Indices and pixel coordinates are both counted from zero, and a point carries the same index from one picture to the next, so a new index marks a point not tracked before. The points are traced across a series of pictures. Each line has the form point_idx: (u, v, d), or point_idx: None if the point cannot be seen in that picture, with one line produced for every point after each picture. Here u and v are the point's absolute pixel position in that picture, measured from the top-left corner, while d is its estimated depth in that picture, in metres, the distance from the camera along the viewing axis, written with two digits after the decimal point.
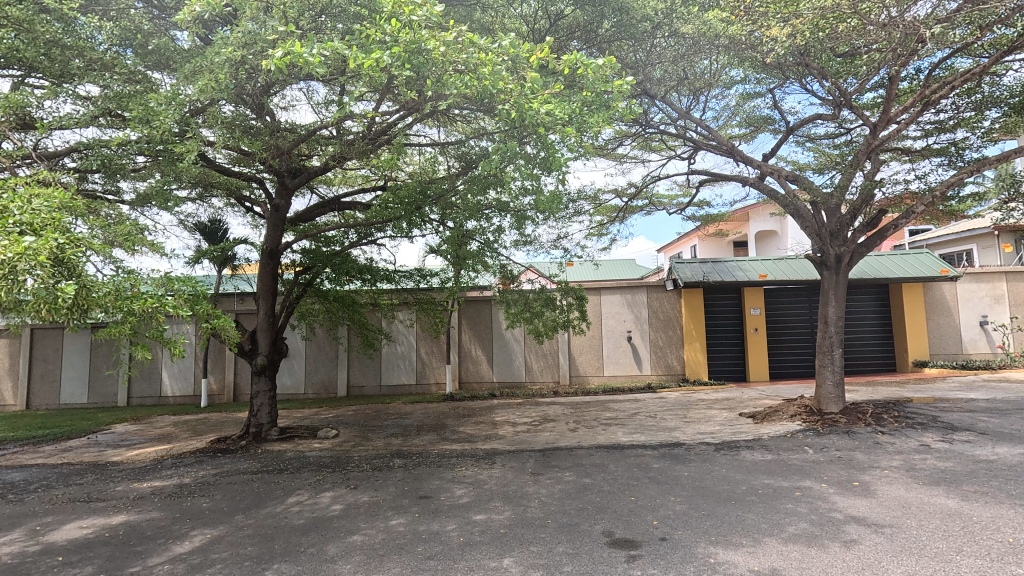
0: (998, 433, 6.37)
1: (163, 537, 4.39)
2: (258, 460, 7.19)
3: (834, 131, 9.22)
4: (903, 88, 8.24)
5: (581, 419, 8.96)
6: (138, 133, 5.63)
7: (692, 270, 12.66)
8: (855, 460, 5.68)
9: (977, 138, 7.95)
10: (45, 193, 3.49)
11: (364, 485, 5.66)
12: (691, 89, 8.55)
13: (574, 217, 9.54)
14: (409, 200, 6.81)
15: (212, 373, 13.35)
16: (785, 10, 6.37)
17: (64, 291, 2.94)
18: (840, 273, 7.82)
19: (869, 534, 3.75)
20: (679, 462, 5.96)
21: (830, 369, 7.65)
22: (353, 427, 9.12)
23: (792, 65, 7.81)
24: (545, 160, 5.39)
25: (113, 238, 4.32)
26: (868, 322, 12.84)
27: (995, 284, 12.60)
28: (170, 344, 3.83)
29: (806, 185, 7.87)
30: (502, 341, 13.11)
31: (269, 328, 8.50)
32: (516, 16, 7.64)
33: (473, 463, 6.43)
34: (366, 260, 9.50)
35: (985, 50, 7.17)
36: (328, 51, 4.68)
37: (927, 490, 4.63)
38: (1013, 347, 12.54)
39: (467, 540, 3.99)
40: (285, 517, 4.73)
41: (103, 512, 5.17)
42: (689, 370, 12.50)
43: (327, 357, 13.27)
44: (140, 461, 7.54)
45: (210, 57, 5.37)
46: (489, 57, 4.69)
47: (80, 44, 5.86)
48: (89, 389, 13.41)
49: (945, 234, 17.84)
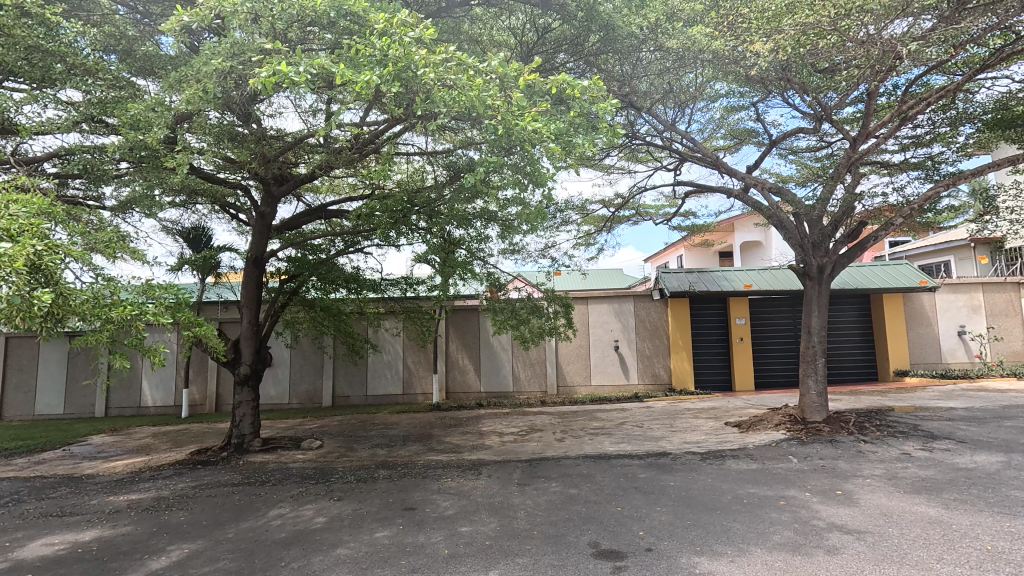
0: (977, 442, 6.47)
1: (140, 553, 4.27)
2: (240, 472, 7.04)
3: (816, 145, 9.43)
4: (881, 103, 8.46)
5: (568, 429, 8.93)
6: (128, 140, 5.58)
7: (678, 279, 12.71)
8: (838, 469, 5.73)
9: (952, 153, 8.19)
10: (22, 200, 3.40)
11: (349, 497, 5.58)
12: (677, 101, 8.63)
13: (561, 226, 9.64)
14: (396, 208, 6.79)
15: (194, 384, 13.12)
16: (767, 26, 6.57)
17: (39, 298, 2.87)
18: (823, 283, 7.95)
19: (851, 543, 3.80)
20: (665, 472, 5.98)
21: (813, 378, 7.74)
22: (338, 439, 8.96)
23: (775, 80, 7.96)
24: (531, 174, 5.57)
25: (93, 245, 4.17)
26: (851, 331, 13.03)
27: (972, 295, 12.89)
28: (148, 354, 3.76)
29: (789, 197, 8.00)
30: (489, 350, 13.09)
31: (253, 338, 8.37)
32: (504, 29, 7.95)
33: (459, 473, 6.36)
34: (353, 269, 9.38)
35: (958, 68, 7.42)
36: (317, 67, 4.77)
37: (909, 499, 4.68)
38: (991, 356, 12.79)
39: (452, 552, 3.94)
40: (266, 531, 4.62)
41: (75, 528, 5.01)
42: (676, 380, 12.55)
43: (313, 367, 13.12)
44: (117, 473, 7.37)
45: (197, 66, 5.34)
46: (478, 78, 4.80)
47: (62, 49, 5.76)
48: (66, 399, 13.08)
49: (924, 245, 18.27)
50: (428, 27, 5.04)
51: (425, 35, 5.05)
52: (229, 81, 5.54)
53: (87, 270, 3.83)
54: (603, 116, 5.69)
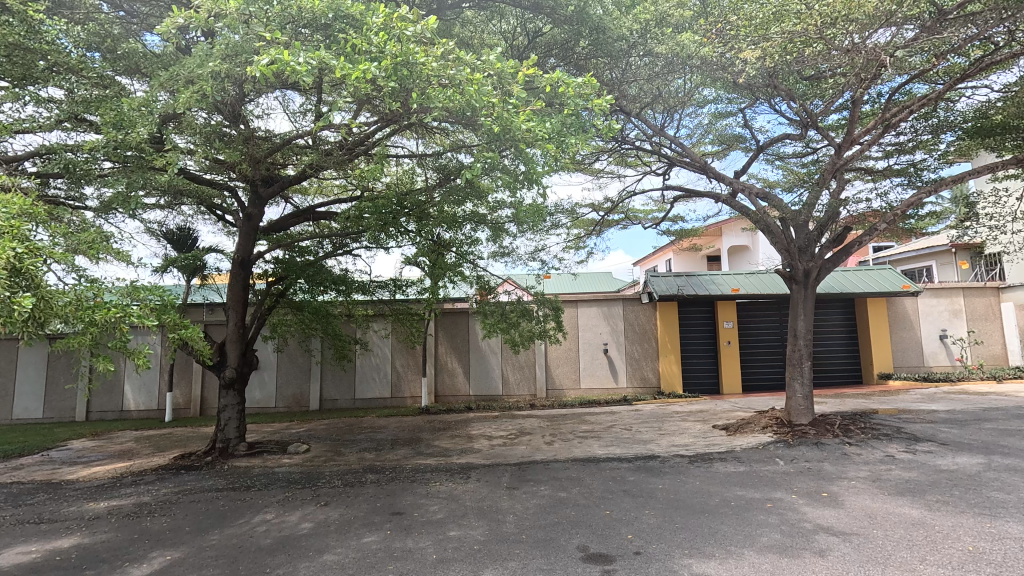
0: (958, 443, 6.59)
1: (120, 560, 4.19)
2: (224, 476, 6.93)
3: (801, 151, 9.57)
4: (865, 111, 8.61)
5: (557, 432, 8.92)
6: (113, 138, 5.45)
7: (667, 283, 12.80)
8: (824, 472, 5.79)
9: (935, 160, 8.34)
10: (2, 198, 3.33)
11: (335, 502, 5.52)
12: (666, 106, 8.69)
13: (551, 230, 9.63)
14: (386, 210, 6.73)
15: (178, 387, 12.93)
16: (755, 34, 6.67)
17: (21, 301, 2.81)
18: (808, 288, 8.03)
19: (837, 544, 3.83)
20: (654, 475, 6.00)
21: (800, 381, 7.82)
22: (325, 443, 8.87)
23: (762, 87, 8.07)
24: (524, 174, 5.60)
25: (75, 247, 4.07)
26: (836, 335, 13.19)
27: (953, 299, 13.13)
28: (132, 356, 3.69)
29: (776, 202, 8.09)
30: (479, 353, 13.06)
31: (239, 340, 8.26)
32: (495, 32, 8.00)
33: (448, 478, 6.33)
34: (342, 271, 9.31)
35: (940, 77, 7.57)
36: (315, 60, 4.70)
37: (893, 501, 4.74)
38: (972, 359, 13.01)
39: (440, 557, 3.92)
40: (251, 537, 4.55)
41: (53, 536, 4.90)
42: (665, 383, 12.61)
43: (299, 370, 12.98)
44: (97, 479, 7.21)
45: (191, 67, 5.25)
46: (475, 75, 4.79)
47: (45, 48, 5.67)
48: (45, 403, 12.81)
49: (906, 250, 18.56)
50: (428, 20, 5.04)
51: (423, 26, 5.05)
52: (224, 82, 5.50)
53: (69, 274, 3.77)
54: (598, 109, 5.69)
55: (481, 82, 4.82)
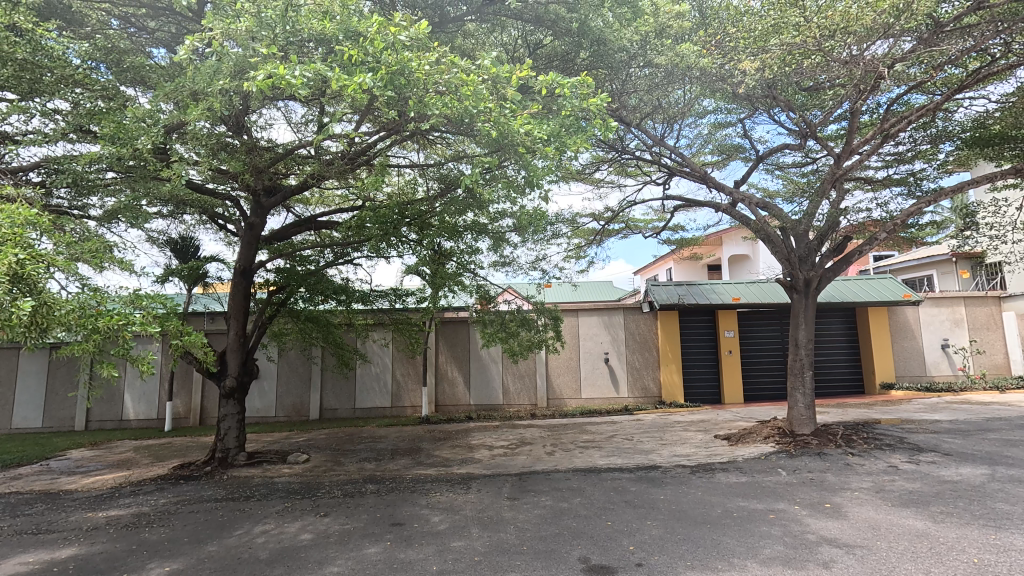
0: (961, 454, 6.55)
1: (117, 571, 4.16)
2: (224, 486, 6.89)
3: (801, 160, 9.62)
4: (864, 121, 8.69)
5: (558, 442, 8.88)
6: (116, 151, 5.51)
7: (667, 292, 12.80)
8: (826, 482, 5.76)
9: (934, 170, 8.39)
10: (7, 209, 3.34)
11: (336, 512, 5.49)
12: (665, 117, 8.79)
13: (551, 239, 9.65)
14: (386, 220, 6.76)
15: (178, 397, 12.90)
16: (754, 45, 6.70)
17: (22, 304, 2.81)
18: (809, 298, 8.02)
19: (841, 556, 3.80)
20: (656, 486, 5.95)
21: (801, 392, 7.77)
22: (325, 453, 8.82)
23: (761, 97, 8.11)
24: (523, 180, 5.61)
25: (78, 255, 4.09)
26: (837, 344, 13.16)
27: (954, 309, 13.10)
28: (135, 362, 3.69)
29: (776, 212, 8.11)
30: (479, 362, 13.03)
31: (239, 349, 8.26)
32: (496, 44, 8.11)
33: (449, 488, 6.30)
34: (342, 280, 9.33)
35: (938, 87, 7.62)
36: (311, 72, 4.72)
37: (896, 512, 4.71)
38: (974, 369, 12.95)
39: (441, 568, 3.89)
40: (250, 548, 4.52)
41: (50, 546, 4.86)
42: (666, 393, 12.55)
43: (299, 379, 12.95)
44: (96, 488, 7.17)
45: (199, 83, 5.33)
46: (470, 78, 4.86)
47: (52, 61, 5.75)
48: (45, 413, 12.77)
49: (907, 260, 18.56)
50: (420, 25, 5.04)
51: (418, 34, 5.10)
52: (227, 95, 5.57)
53: (72, 281, 3.78)
54: (594, 114, 5.71)
55: (476, 85, 4.86)
